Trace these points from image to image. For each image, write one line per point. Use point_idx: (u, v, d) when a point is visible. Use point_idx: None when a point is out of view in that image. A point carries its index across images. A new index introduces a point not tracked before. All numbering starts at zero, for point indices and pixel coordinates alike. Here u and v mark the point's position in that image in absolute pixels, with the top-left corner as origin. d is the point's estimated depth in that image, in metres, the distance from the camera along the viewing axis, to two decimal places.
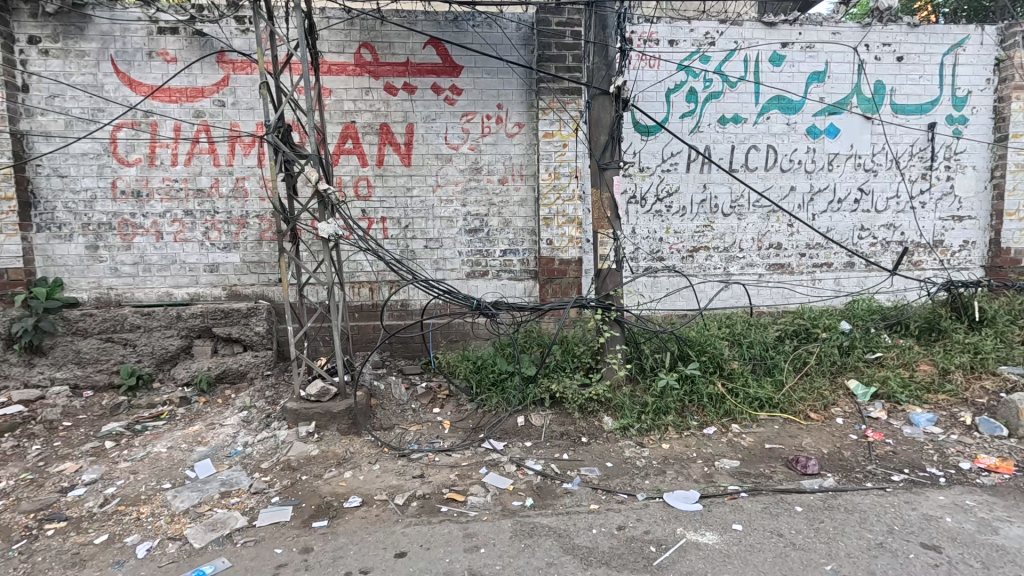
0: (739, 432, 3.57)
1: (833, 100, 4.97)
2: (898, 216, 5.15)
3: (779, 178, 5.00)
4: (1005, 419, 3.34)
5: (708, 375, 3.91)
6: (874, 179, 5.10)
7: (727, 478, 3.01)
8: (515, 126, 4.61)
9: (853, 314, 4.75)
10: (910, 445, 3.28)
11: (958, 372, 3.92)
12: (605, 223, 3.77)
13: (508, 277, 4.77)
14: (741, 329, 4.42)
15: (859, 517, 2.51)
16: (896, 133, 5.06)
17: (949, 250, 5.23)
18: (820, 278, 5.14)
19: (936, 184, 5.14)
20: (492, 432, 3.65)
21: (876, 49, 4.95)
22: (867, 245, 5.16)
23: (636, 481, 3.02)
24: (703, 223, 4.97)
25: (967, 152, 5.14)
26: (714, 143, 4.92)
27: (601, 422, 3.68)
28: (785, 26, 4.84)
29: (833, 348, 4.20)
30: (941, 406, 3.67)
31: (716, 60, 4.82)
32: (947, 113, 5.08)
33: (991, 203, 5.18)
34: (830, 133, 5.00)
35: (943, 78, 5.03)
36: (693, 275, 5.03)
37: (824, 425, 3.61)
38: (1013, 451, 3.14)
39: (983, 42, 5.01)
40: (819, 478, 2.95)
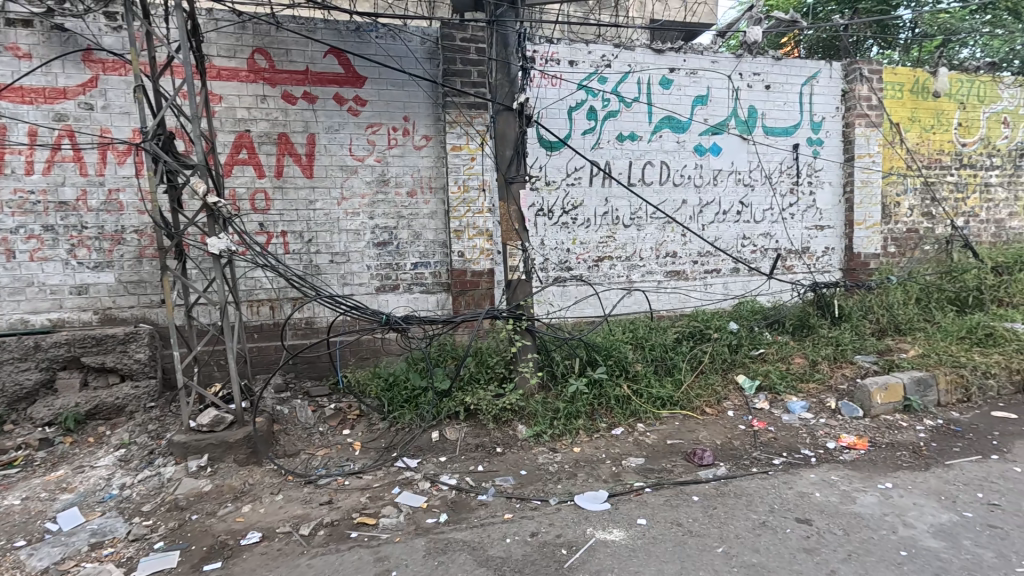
0: (644, 430, 3.79)
1: (715, 122, 5.49)
2: (773, 226, 5.78)
3: (672, 192, 5.41)
4: (860, 401, 3.84)
5: (615, 378, 4.12)
6: (751, 193, 5.68)
7: (633, 476, 3.17)
8: (422, 139, 4.59)
9: (739, 314, 5.24)
10: (788, 431, 3.66)
11: (824, 363, 4.44)
12: (513, 235, 3.86)
13: (420, 291, 4.71)
14: (643, 332, 4.70)
15: (746, 500, 2.76)
16: (768, 152, 5.68)
17: (814, 256, 5.95)
18: (710, 283, 5.61)
19: (802, 198, 5.83)
20: (406, 450, 3.56)
21: (748, 77, 5.54)
22: (748, 252, 5.72)
23: (549, 486, 3.09)
24: (606, 233, 5.25)
25: (825, 169, 5.89)
26: (613, 158, 5.22)
27: (515, 430, 3.74)
28: (672, 53, 5.29)
29: (723, 347, 4.60)
30: (812, 394, 4.14)
31: (613, 81, 5.14)
32: (808, 136, 5.80)
33: (845, 214, 5.98)
34: (714, 151, 5.51)
35: (802, 105, 5.74)
36: (599, 283, 5.28)
37: (718, 418, 3.94)
38: (867, 429, 3.61)
39: (832, 76, 5.80)
40: (713, 468, 3.20)
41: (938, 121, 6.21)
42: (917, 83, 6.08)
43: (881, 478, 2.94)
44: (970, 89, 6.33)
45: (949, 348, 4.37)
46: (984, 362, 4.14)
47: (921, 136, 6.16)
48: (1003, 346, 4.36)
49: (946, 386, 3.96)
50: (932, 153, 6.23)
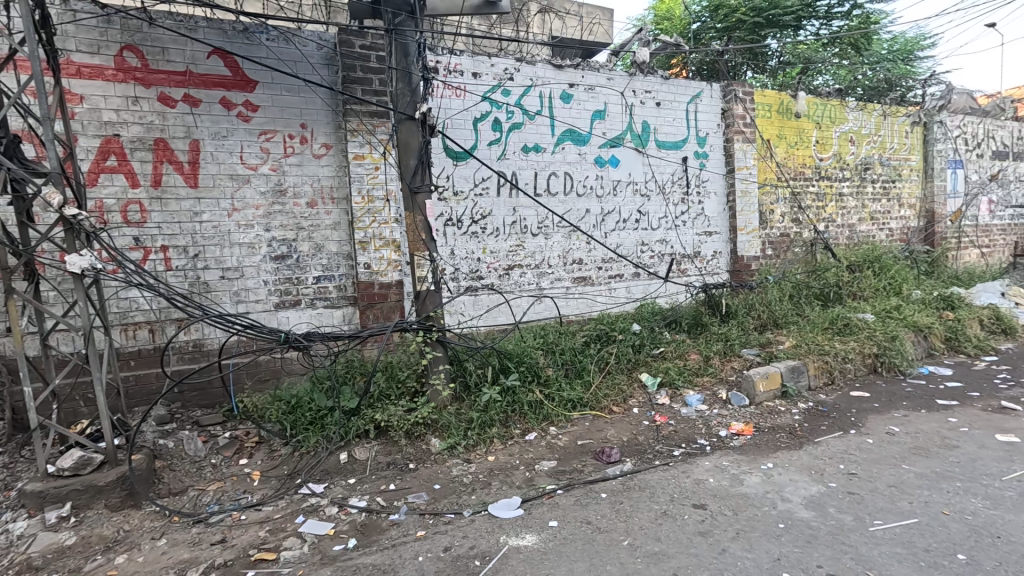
0: (556, 433, 3.89)
1: (613, 135, 5.81)
2: (668, 233, 6.21)
3: (576, 201, 5.64)
4: (746, 390, 4.21)
5: (527, 384, 4.19)
6: (648, 203, 6.07)
7: (545, 479, 3.23)
8: (322, 147, 4.40)
9: (641, 316, 5.57)
10: (686, 423, 3.94)
11: (716, 357, 4.83)
12: (420, 245, 3.80)
13: (324, 306, 4.49)
14: (553, 338, 4.83)
15: (649, 493, 2.92)
16: (661, 164, 6.12)
17: (705, 259, 6.49)
18: (614, 288, 5.92)
19: (692, 206, 6.34)
20: (311, 475, 3.36)
21: (640, 95, 5.94)
22: (647, 257, 6.10)
23: (463, 498, 3.06)
24: (515, 242, 5.34)
25: (711, 180, 6.45)
26: (519, 169, 5.34)
27: (429, 444, 3.66)
28: (571, 69, 5.54)
29: (627, 348, 4.85)
30: (706, 386, 4.48)
31: (516, 94, 5.27)
32: (695, 150, 6.32)
33: (729, 221, 6.59)
34: (613, 163, 5.83)
35: (689, 121, 6.26)
36: (509, 291, 5.35)
37: (624, 415, 4.15)
38: (752, 416, 3.97)
39: (713, 96, 6.39)
40: (620, 464, 3.35)
41: (801, 138, 7.06)
42: (782, 105, 6.87)
43: (764, 459, 3.24)
44: (824, 111, 7.26)
45: (816, 339, 4.94)
46: (844, 349, 4.74)
47: (788, 151, 6.95)
48: (857, 334, 5.02)
49: (815, 371, 4.48)
50: (798, 166, 7.05)
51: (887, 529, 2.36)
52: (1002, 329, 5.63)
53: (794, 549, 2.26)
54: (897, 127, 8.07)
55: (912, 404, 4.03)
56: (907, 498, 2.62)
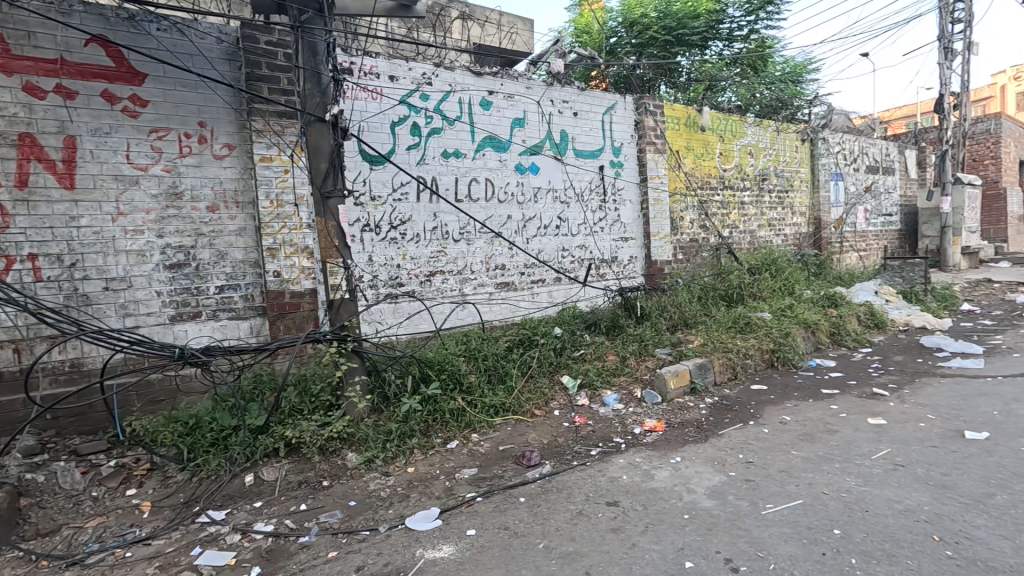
0: (478, 440, 3.87)
1: (532, 143, 5.93)
2: (587, 238, 6.42)
3: (498, 207, 5.68)
4: (659, 388, 4.43)
5: (448, 392, 4.14)
6: (568, 209, 6.24)
7: (465, 487, 3.20)
8: (223, 147, 4.12)
9: (563, 320, 5.70)
10: (603, 422, 4.07)
11: (632, 357, 5.04)
12: (333, 252, 3.63)
13: (228, 317, 4.19)
14: (476, 343, 4.81)
15: (567, 494, 2.97)
16: (579, 172, 6.31)
17: (622, 264, 6.77)
18: (537, 293, 6.02)
19: (609, 213, 6.60)
20: (212, 501, 3.11)
21: (558, 104, 6.11)
22: (568, 262, 6.27)
23: (379, 513, 2.95)
24: (437, 248, 5.29)
25: (626, 189, 6.76)
26: (440, 174, 5.30)
27: (344, 459, 3.51)
28: (490, 76, 5.59)
29: (548, 352, 4.94)
30: (622, 386, 4.66)
31: (434, 99, 5.23)
32: (611, 159, 6.59)
33: (644, 227, 6.92)
34: (533, 170, 5.94)
35: (604, 131, 6.53)
36: (431, 298, 5.28)
37: (545, 418, 4.22)
38: (664, 412, 4.18)
39: (626, 108, 6.71)
40: (539, 467, 3.39)
41: (706, 150, 7.57)
42: (689, 119, 7.34)
43: (673, 454, 3.42)
44: (726, 125, 7.84)
45: (721, 337, 5.29)
46: (745, 346, 5.12)
47: (695, 161, 7.43)
48: (756, 332, 5.45)
49: (720, 367, 4.80)
50: (704, 176, 7.56)
51: (777, 512, 2.56)
52: (875, 323, 6.34)
53: (696, 538, 2.39)
54: (789, 141, 8.89)
55: (802, 394, 4.42)
56: (794, 481, 2.86)
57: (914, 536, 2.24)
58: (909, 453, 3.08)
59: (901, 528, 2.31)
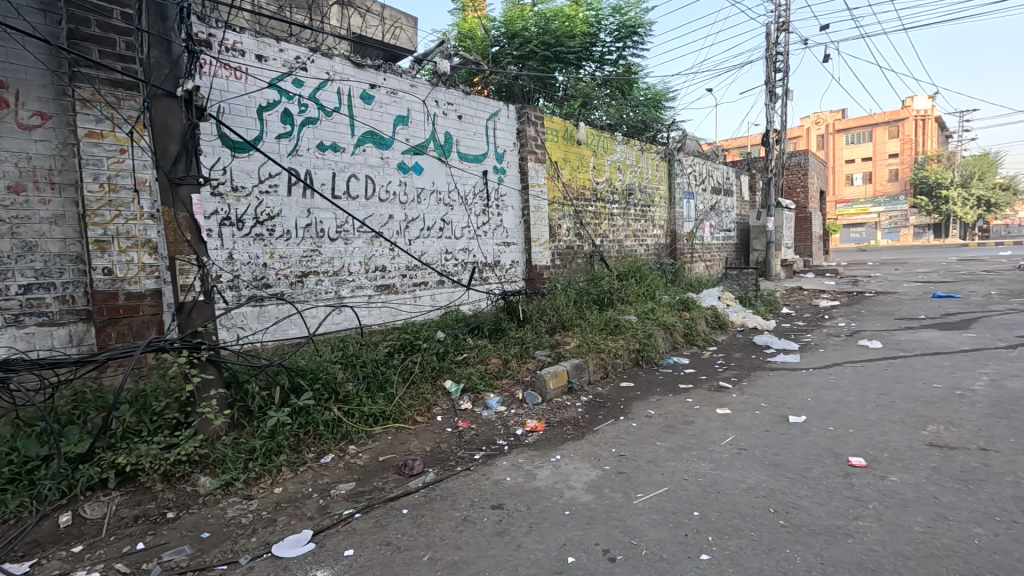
0: (355, 452, 3.64)
1: (416, 143, 5.79)
2: (470, 242, 6.43)
3: (379, 206, 5.43)
4: (539, 389, 4.58)
5: (323, 402, 3.84)
6: (451, 212, 6.19)
7: (342, 504, 2.98)
8: (34, 116, 3.39)
9: (445, 323, 5.63)
10: (486, 425, 4.09)
11: (513, 359, 5.14)
12: (184, 247, 3.15)
13: (38, 323, 3.44)
14: (354, 349, 4.54)
15: (451, 500, 2.92)
16: (463, 176, 6.31)
17: (503, 268, 6.91)
18: (419, 296, 5.87)
19: (491, 217, 6.69)
20: (10, 552, 2.50)
21: (443, 106, 6.05)
22: (451, 265, 6.22)
23: (239, 543, 2.61)
24: (310, 247, 4.89)
25: (508, 195, 6.91)
26: (314, 167, 4.92)
27: (196, 485, 3.07)
28: (372, 69, 5.35)
29: (431, 356, 4.83)
30: (504, 388, 4.73)
31: (309, 87, 4.86)
32: (494, 165, 6.70)
33: (525, 233, 7.15)
34: (417, 170, 5.79)
35: (488, 137, 6.62)
36: (303, 301, 4.87)
37: (428, 424, 4.11)
38: (544, 412, 4.33)
39: (508, 116, 6.88)
40: (422, 475, 3.29)
41: (581, 163, 8.06)
42: (567, 132, 7.77)
43: (553, 452, 3.54)
44: (599, 142, 8.44)
45: (594, 338, 5.64)
46: (615, 346, 5.52)
47: (572, 172, 7.87)
48: (625, 333, 5.91)
49: (593, 367, 5.12)
50: (579, 187, 8.03)
51: (646, 500, 2.77)
52: (719, 324, 7.25)
53: (577, 533, 2.49)
54: (651, 161, 9.83)
55: (663, 389, 4.88)
56: (660, 470, 3.13)
57: (755, 510, 2.57)
58: (749, 438, 3.54)
59: (745, 505, 2.63)
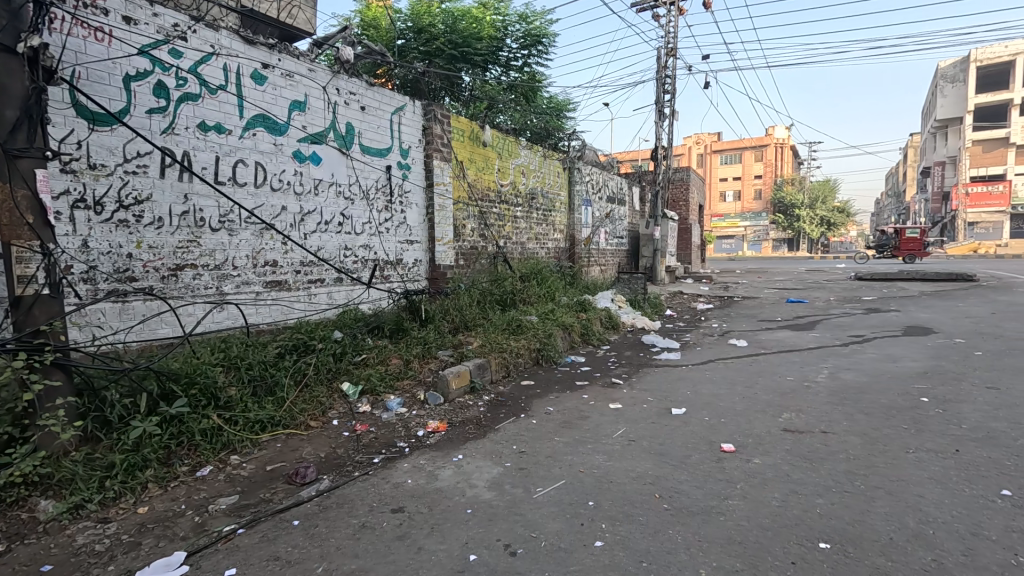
0: (239, 463, 3.33)
1: (314, 131, 5.45)
2: (371, 238, 6.19)
3: (270, 196, 5.04)
4: (441, 389, 4.53)
5: (200, 409, 3.48)
6: (352, 207, 5.92)
7: (222, 519, 2.71)
8: None
9: (343, 322, 5.37)
10: (386, 428, 3.97)
11: (415, 360, 5.03)
12: (22, 232, 2.67)
13: None
14: (238, 351, 4.16)
15: (348, 508, 2.78)
16: (365, 170, 6.07)
17: (406, 267, 6.75)
18: (314, 293, 5.53)
19: (394, 214, 6.51)
20: None
21: (344, 95, 5.78)
22: (350, 262, 5.94)
23: (93, 573, 2.27)
24: (187, 237, 4.40)
25: (412, 192, 6.77)
26: (194, 149, 4.44)
27: (34, 511, 2.62)
28: (265, 48, 4.96)
29: (326, 357, 4.58)
30: (405, 389, 4.62)
31: (189, 59, 4.38)
32: (398, 160, 6.53)
33: (429, 232, 7.05)
34: (314, 160, 5.46)
35: (392, 131, 6.43)
36: (177, 297, 4.36)
37: (322, 429, 3.89)
38: (446, 412, 4.30)
39: (414, 112, 6.75)
40: (316, 483, 3.10)
41: (486, 164, 8.13)
42: (472, 133, 7.79)
43: (455, 452, 3.53)
44: (504, 145, 8.56)
45: (496, 338, 5.71)
46: (516, 346, 5.64)
47: (477, 173, 7.91)
48: (526, 333, 6.06)
49: (495, 366, 5.19)
50: (484, 189, 8.10)
51: (544, 494, 2.87)
52: (612, 325, 7.71)
53: (478, 531, 2.50)
54: (553, 167, 10.19)
55: (561, 387, 5.08)
56: (558, 464, 3.25)
57: (643, 497, 2.77)
58: (638, 430, 3.81)
59: (634, 492, 2.83)
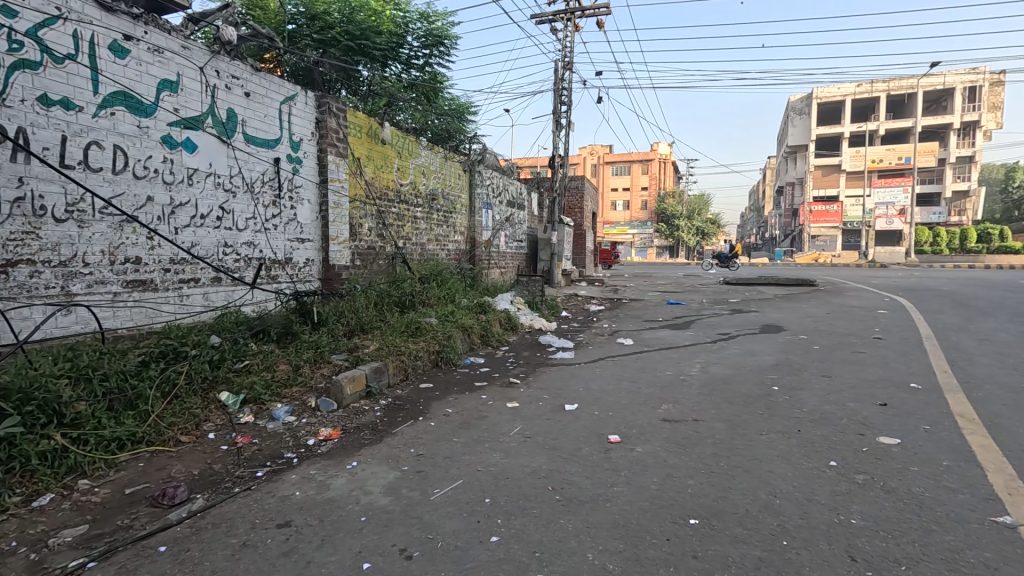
0: (90, 488, 2.92)
1: (188, 115, 4.94)
2: (256, 236, 5.74)
3: (132, 185, 4.47)
4: (334, 395, 4.33)
5: (37, 429, 2.99)
6: (233, 200, 5.44)
7: (67, 554, 2.35)
8: None
9: (221, 326, 4.91)
10: (272, 439, 3.70)
11: (305, 365, 4.75)
12: None
13: None
14: (88, 360, 3.64)
15: (225, 527, 2.56)
16: (249, 161, 5.62)
17: (296, 266, 6.34)
18: (186, 295, 4.99)
19: (283, 211, 6.09)
20: None
21: (225, 78, 5.31)
22: (231, 261, 5.45)
23: None
24: (21, 227, 3.77)
25: (304, 187, 6.39)
26: (34, 126, 3.81)
27: None
28: (128, 18, 4.40)
29: (201, 364, 4.16)
30: (294, 397, 4.35)
31: (28, 21, 3.76)
32: (288, 152, 6.13)
33: (322, 231, 6.70)
34: (188, 147, 4.94)
35: (281, 122, 6.03)
36: (7, 298, 3.71)
37: (196, 444, 3.53)
38: (340, 418, 4.11)
39: (306, 103, 6.39)
40: (187, 504, 2.80)
41: (385, 162, 7.91)
42: (370, 129, 7.54)
43: (349, 459, 3.39)
44: (403, 143, 8.40)
45: (394, 341, 5.58)
46: (414, 348, 5.56)
47: (375, 171, 7.66)
48: (425, 335, 6.00)
49: (393, 370, 5.07)
50: (382, 187, 7.87)
51: (442, 494, 2.86)
52: (511, 326, 7.89)
53: (372, 538, 2.44)
54: (454, 169, 10.18)
55: (460, 388, 5.10)
56: (456, 464, 3.27)
57: (537, 490, 2.88)
58: (533, 427, 3.95)
59: (529, 486, 2.93)
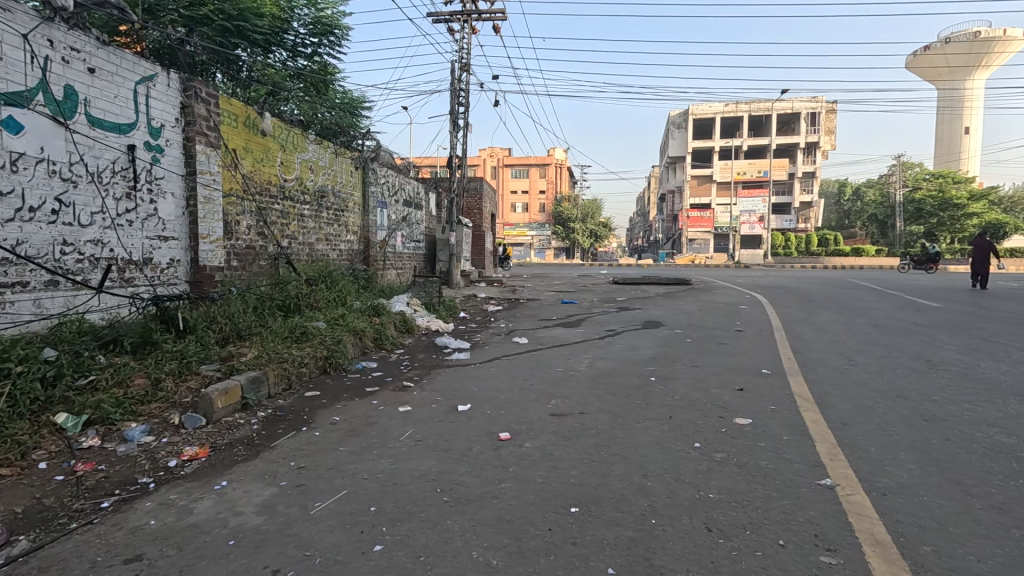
0: None
1: (10, 90, 4.18)
2: (104, 233, 5.03)
3: None
4: (202, 409, 3.93)
5: None
6: (73, 191, 4.71)
7: None
8: None
9: (58, 338, 4.24)
10: (123, 463, 3.26)
11: (168, 378, 4.26)
12: None
13: None
14: None
15: (56, 570, 2.20)
16: (95, 147, 4.90)
17: (157, 267, 5.66)
18: (10, 301, 4.22)
19: (141, 205, 5.42)
20: None
21: (61, 50, 4.59)
22: (71, 261, 4.72)
23: None
24: None
25: (166, 179, 5.73)
26: None
27: None
28: None
29: (30, 383, 3.55)
30: (153, 414, 3.88)
31: None
32: (145, 140, 5.46)
33: (189, 228, 6.06)
34: (10, 127, 4.18)
35: (137, 105, 5.36)
36: None
37: (21, 477, 3.00)
38: (209, 435, 3.74)
39: (168, 85, 5.75)
40: (5, 548, 2.37)
41: (266, 156, 7.35)
42: (248, 119, 6.95)
43: (218, 479, 3.09)
44: (287, 136, 7.85)
45: (276, 347, 5.20)
46: (299, 354, 5.22)
47: (254, 164, 7.09)
48: (312, 341, 5.67)
49: (274, 378, 4.72)
50: (262, 182, 7.29)
51: (323, 508, 2.72)
52: (407, 328, 7.72)
53: (241, 562, 2.25)
54: (345, 166, 9.72)
55: (350, 394, 4.89)
56: (340, 474, 3.12)
57: (425, 493, 2.85)
58: (425, 430, 3.89)
59: (417, 490, 2.89)
